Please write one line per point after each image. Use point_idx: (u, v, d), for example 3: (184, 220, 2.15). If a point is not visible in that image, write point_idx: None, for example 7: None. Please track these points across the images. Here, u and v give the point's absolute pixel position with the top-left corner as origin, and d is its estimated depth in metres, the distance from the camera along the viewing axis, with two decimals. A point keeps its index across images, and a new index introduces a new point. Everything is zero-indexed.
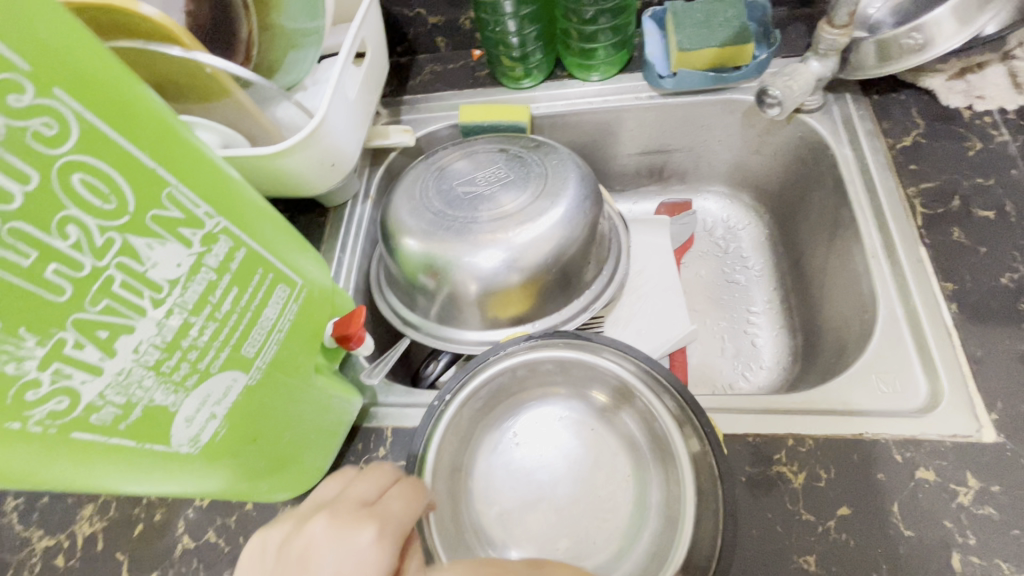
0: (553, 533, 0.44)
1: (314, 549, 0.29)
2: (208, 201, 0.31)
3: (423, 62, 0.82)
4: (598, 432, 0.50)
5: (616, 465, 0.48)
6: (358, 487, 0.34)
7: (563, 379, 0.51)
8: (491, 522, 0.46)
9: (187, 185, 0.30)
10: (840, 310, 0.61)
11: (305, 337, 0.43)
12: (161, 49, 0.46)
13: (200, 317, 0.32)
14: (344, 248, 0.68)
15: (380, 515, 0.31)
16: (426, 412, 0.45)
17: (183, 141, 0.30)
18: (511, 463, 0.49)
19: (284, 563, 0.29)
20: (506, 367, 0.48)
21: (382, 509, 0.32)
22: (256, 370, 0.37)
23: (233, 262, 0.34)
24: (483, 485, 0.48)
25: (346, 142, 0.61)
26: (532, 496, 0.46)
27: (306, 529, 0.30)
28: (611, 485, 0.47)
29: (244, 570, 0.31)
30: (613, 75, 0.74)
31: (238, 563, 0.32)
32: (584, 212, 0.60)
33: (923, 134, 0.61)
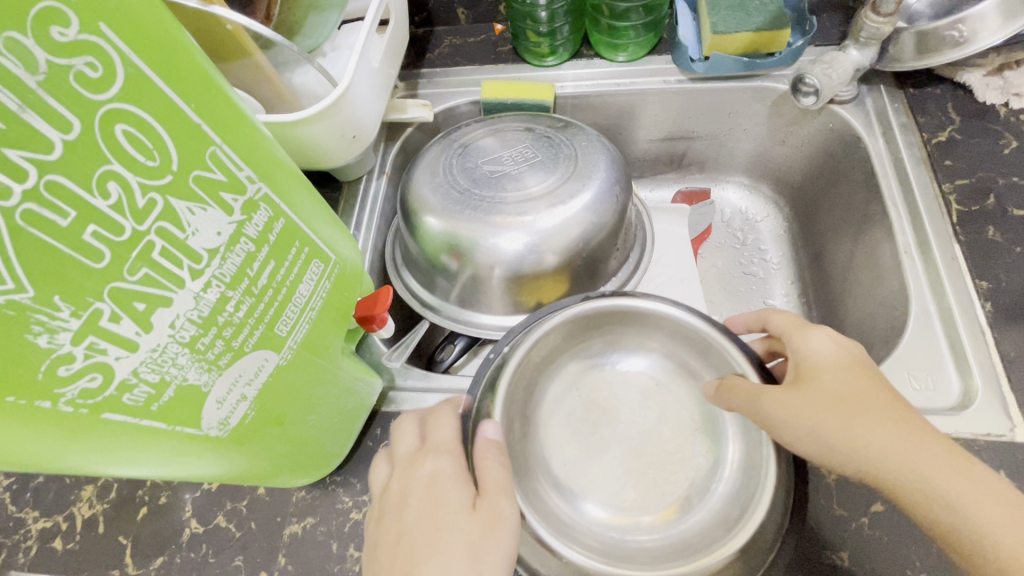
0: (622, 484, 0.46)
1: (406, 490, 0.38)
2: (252, 165, 0.29)
3: (441, 34, 0.78)
4: (662, 386, 0.50)
5: (682, 419, 0.49)
6: (409, 442, 0.41)
7: (625, 330, 0.51)
8: (560, 469, 0.46)
9: (232, 146, 0.27)
10: (864, 305, 0.61)
11: (335, 317, 0.41)
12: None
13: (237, 291, 0.29)
14: (359, 226, 0.65)
15: (435, 446, 0.40)
16: (483, 362, 0.46)
17: (228, 98, 0.27)
18: (576, 413, 0.49)
19: (388, 517, 0.37)
20: (576, 314, 0.48)
21: (431, 446, 0.40)
22: (287, 350, 0.35)
23: (272, 233, 0.31)
24: (547, 435, 0.48)
25: (368, 115, 0.58)
26: (595, 448, 0.47)
27: (391, 485, 0.39)
28: (677, 436, 0.48)
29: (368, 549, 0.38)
30: (641, 57, 0.72)
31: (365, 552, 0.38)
32: (614, 197, 0.58)
33: (958, 130, 0.60)
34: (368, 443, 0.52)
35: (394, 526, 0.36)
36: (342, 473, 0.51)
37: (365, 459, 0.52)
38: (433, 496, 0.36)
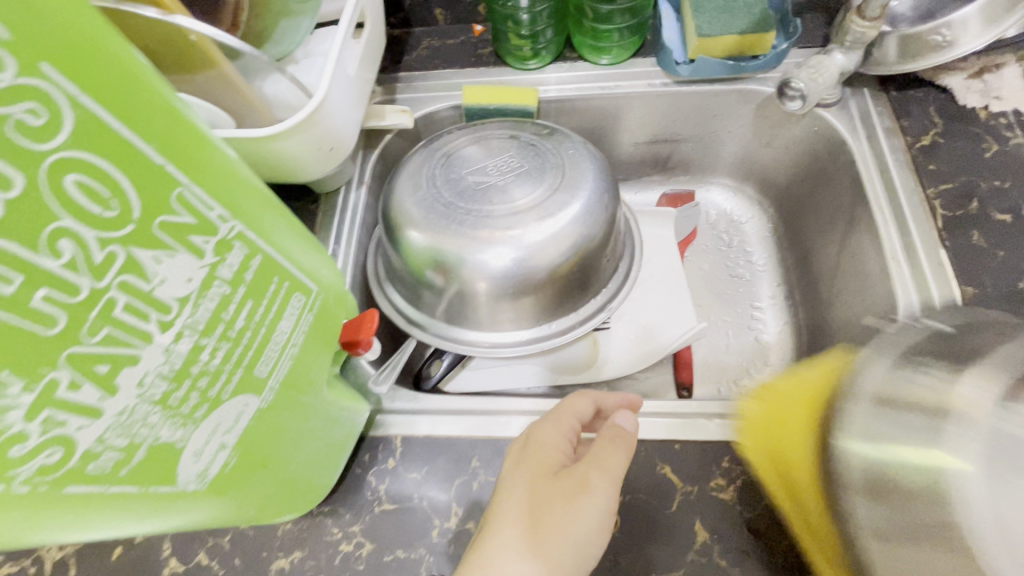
0: None
1: (510, 485, 0.44)
2: (225, 200, 0.26)
3: (419, 36, 0.75)
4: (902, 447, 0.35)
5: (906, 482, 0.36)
6: (536, 435, 0.46)
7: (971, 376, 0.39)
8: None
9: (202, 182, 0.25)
10: (851, 311, 0.61)
11: (319, 348, 0.39)
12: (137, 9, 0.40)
13: (212, 337, 0.27)
14: (340, 239, 0.63)
15: (540, 447, 0.45)
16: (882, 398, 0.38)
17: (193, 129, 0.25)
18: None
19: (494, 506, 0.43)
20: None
21: (540, 444, 0.45)
22: (269, 391, 0.33)
23: (248, 272, 0.29)
24: None
25: (346, 126, 0.56)
26: None
27: (506, 478, 0.44)
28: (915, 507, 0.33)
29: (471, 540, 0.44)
30: (625, 59, 0.70)
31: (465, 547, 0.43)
32: (603, 207, 0.57)
33: (940, 133, 0.60)
34: (357, 470, 0.50)
35: (495, 516, 0.42)
36: (331, 502, 0.49)
37: (353, 486, 0.50)
38: (528, 487, 0.43)
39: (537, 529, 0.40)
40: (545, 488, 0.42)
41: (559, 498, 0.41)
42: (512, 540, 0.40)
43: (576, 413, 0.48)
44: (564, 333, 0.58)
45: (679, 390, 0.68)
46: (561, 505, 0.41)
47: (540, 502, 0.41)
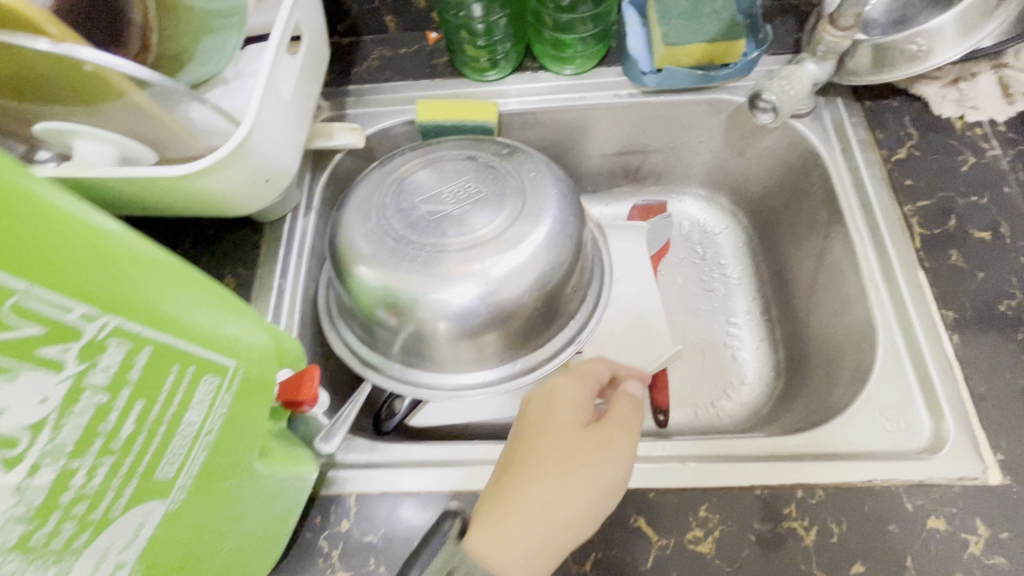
0: None
1: (537, 435, 0.44)
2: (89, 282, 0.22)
3: (369, 45, 0.70)
4: None
5: None
6: (560, 389, 0.47)
7: None
8: None
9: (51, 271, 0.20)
10: (830, 331, 0.59)
11: (245, 424, 0.34)
12: (20, 41, 0.35)
13: (88, 455, 0.22)
14: (286, 273, 0.58)
15: (566, 402, 0.46)
16: None
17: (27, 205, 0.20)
18: None
19: (518, 456, 0.44)
20: None
21: (565, 399, 0.46)
22: (179, 490, 0.28)
23: (134, 370, 0.24)
24: None
25: (283, 154, 0.50)
26: None
27: (531, 429, 0.45)
28: None
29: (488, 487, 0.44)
30: (589, 69, 0.66)
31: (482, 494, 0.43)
32: (568, 234, 0.53)
33: (916, 145, 0.57)
34: (307, 534, 0.46)
35: (522, 466, 0.43)
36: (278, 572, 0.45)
37: (303, 553, 0.45)
38: (558, 440, 0.43)
39: (569, 479, 0.41)
40: (572, 441, 0.43)
41: (589, 452, 0.43)
42: (543, 487, 0.41)
43: (593, 375, 0.48)
44: (530, 372, 0.54)
45: (655, 414, 0.65)
46: (591, 459, 0.42)
47: (565, 453, 0.43)
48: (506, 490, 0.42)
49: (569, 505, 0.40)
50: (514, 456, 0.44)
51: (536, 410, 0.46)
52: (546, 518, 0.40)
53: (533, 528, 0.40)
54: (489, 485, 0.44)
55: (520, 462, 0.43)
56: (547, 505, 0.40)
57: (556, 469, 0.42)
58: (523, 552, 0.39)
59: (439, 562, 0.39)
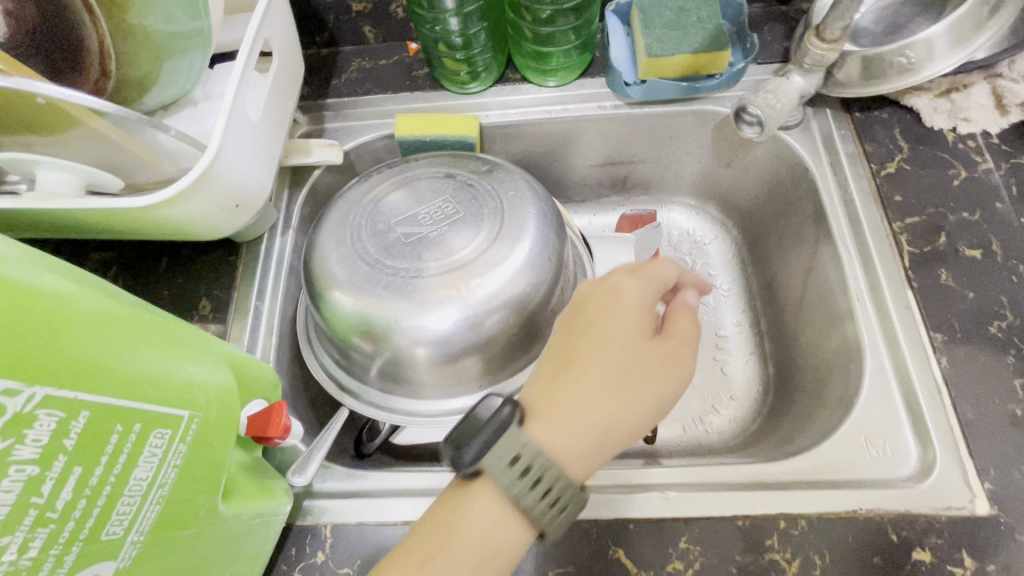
0: None
1: (601, 334, 0.41)
2: (39, 312, 0.23)
3: (348, 56, 0.68)
4: None
5: None
6: (627, 290, 0.43)
7: None
8: None
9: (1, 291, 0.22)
10: (820, 348, 0.58)
11: (208, 470, 0.33)
12: None
13: (18, 531, 0.22)
14: (263, 295, 0.57)
15: (633, 305, 0.42)
16: None
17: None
18: None
19: (577, 350, 0.41)
20: None
21: (632, 302, 0.42)
22: (131, 548, 0.27)
23: (69, 436, 0.23)
24: None
25: (254, 178, 0.49)
26: None
27: (593, 325, 0.42)
28: None
29: (541, 375, 0.41)
30: (572, 80, 0.65)
31: (535, 382, 0.41)
32: (548, 255, 0.51)
33: (907, 159, 0.56)
34: (282, 567, 0.45)
35: (584, 364, 0.40)
36: None
37: None
38: (624, 345, 0.41)
39: (633, 386, 0.40)
40: (641, 350, 0.41)
41: (655, 364, 0.41)
42: (607, 389, 0.39)
43: (662, 277, 0.45)
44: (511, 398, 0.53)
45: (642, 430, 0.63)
46: (655, 371, 0.41)
47: (633, 361, 0.40)
48: (572, 387, 0.40)
49: (631, 412, 0.40)
50: (576, 353, 0.41)
51: (599, 309, 0.42)
52: (606, 421, 0.39)
53: (595, 428, 0.39)
54: (542, 375, 0.41)
55: (586, 362, 0.40)
56: (611, 410, 0.39)
57: (624, 375, 0.40)
58: (584, 450, 0.38)
59: (501, 449, 0.37)
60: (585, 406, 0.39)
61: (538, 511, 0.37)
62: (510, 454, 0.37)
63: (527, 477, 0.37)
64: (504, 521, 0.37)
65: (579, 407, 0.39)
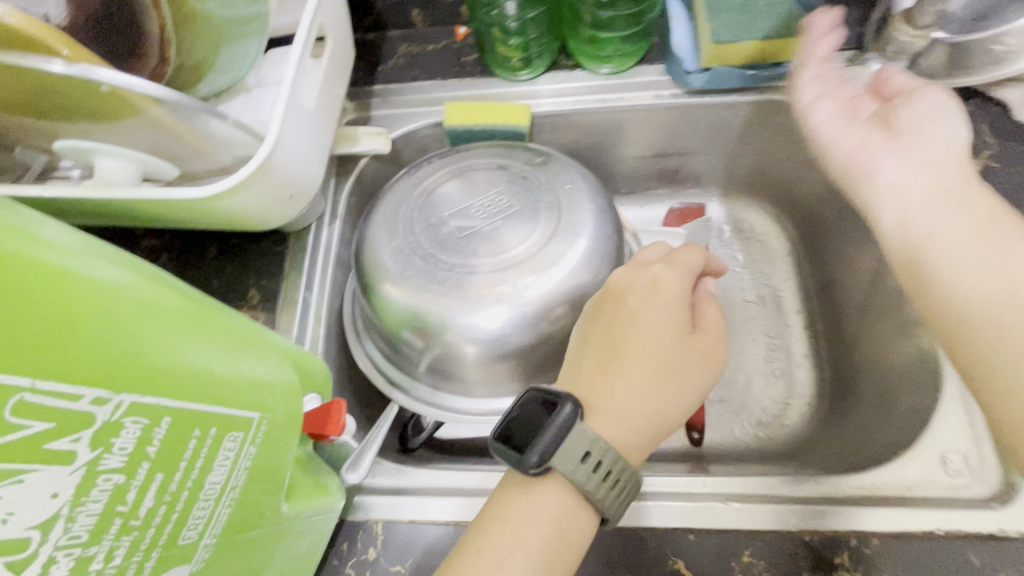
0: None
1: (643, 329, 0.39)
2: (114, 310, 0.22)
3: (395, 41, 0.66)
4: None
5: None
6: (662, 283, 0.40)
7: None
8: None
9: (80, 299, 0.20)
10: (890, 355, 0.55)
11: (272, 471, 0.32)
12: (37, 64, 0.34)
13: (105, 540, 0.21)
14: (311, 286, 0.56)
15: (671, 296, 0.39)
16: None
17: (47, 237, 0.21)
18: None
19: (618, 348, 0.39)
20: None
21: (668, 294, 0.39)
22: (203, 551, 0.27)
23: (152, 444, 0.23)
24: None
25: (307, 167, 0.48)
26: None
27: (631, 319, 0.39)
28: None
29: (582, 371, 0.39)
30: (628, 68, 0.62)
31: (577, 380, 0.39)
32: (606, 253, 0.49)
33: (995, 155, 0.52)
34: (334, 563, 0.45)
35: (628, 360, 0.38)
36: None
37: None
38: (668, 341, 0.38)
39: (677, 378, 0.38)
40: (682, 342, 0.39)
41: (695, 355, 0.39)
42: (651, 385, 0.37)
43: (691, 264, 0.42)
44: None
45: (690, 431, 0.61)
46: (696, 363, 0.39)
47: (679, 352, 0.38)
48: (620, 383, 0.38)
49: (675, 404, 0.38)
50: (617, 347, 0.39)
51: (640, 300, 0.40)
52: (651, 415, 0.37)
53: (643, 423, 0.37)
54: (586, 372, 0.39)
55: (632, 357, 0.38)
56: (658, 404, 0.38)
57: (672, 367, 0.38)
58: (636, 444, 0.37)
59: (573, 444, 0.35)
60: (631, 403, 0.37)
61: (611, 501, 0.36)
62: (581, 449, 0.35)
63: (601, 469, 0.35)
64: (574, 510, 0.36)
65: (625, 403, 0.37)
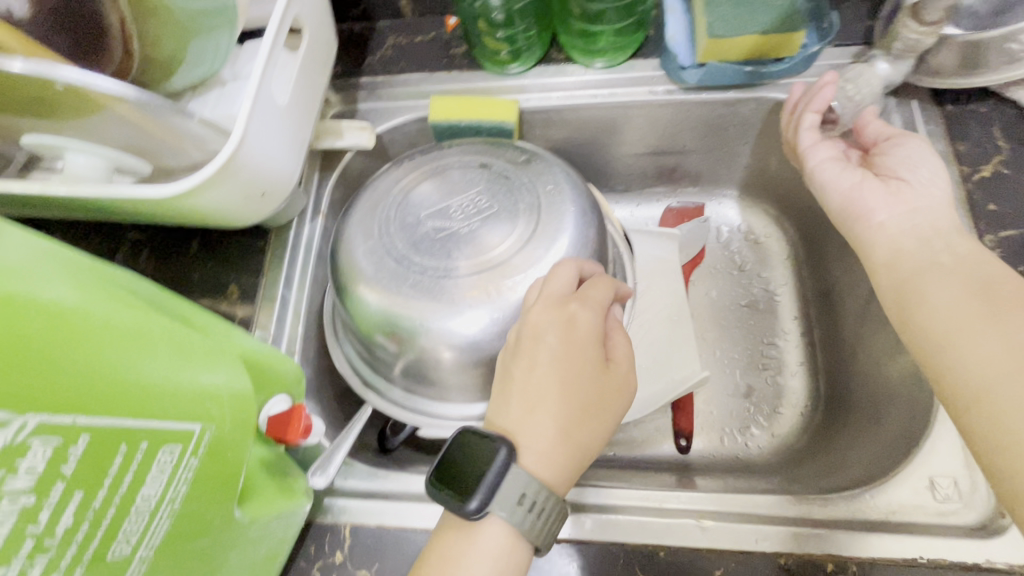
0: None
1: (560, 369, 0.38)
2: (24, 330, 0.22)
3: (383, 31, 0.65)
4: None
5: None
6: (578, 319, 0.39)
7: None
8: None
9: None
10: (886, 370, 0.52)
11: (224, 480, 0.32)
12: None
13: (15, 560, 0.21)
14: (290, 283, 0.56)
15: (585, 333, 0.39)
16: None
17: None
18: None
19: (538, 390, 0.38)
20: None
21: (581, 331, 0.39)
22: (140, 563, 0.27)
23: (67, 461, 0.23)
24: None
25: (281, 164, 0.47)
26: None
27: (550, 360, 0.38)
28: None
29: (504, 416, 0.38)
30: (622, 62, 0.59)
31: (501, 426, 0.38)
32: (587, 256, 0.48)
33: (1007, 161, 0.49)
34: (301, 565, 0.45)
35: (549, 402, 0.37)
36: None
37: None
38: (584, 377, 0.38)
39: (596, 411, 0.39)
40: (597, 375, 0.39)
41: (609, 386, 0.39)
42: (573, 421, 0.38)
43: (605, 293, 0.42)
44: None
45: (677, 438, 0.60)
46: (610, 393, 0.39)
47: (594, 387, 0.39)
48: (542, 428, 0.37)
49: (594, 434, 0.39)
50: (537, 388, 0.38)
51: (556, 339, 0.38)
52: (574, 448, 0.38)
53: (567, 458, 0.37)
54: (508, 416, 0.38)
55: (551, 398, 0.37)
56: (580, 437, 0.38)
57: (590, 403, 0.38)
58: (562, 480, 0.37)
59: (509, 491, 0.35)
60: (556, 442, 0.37)
61: (546, 532, 0.36)
62: (512, 486, 0.35)
63: (532, 503, 0.35)
64: (511, 556, 0.35)
65: (549, 444, 0.37)
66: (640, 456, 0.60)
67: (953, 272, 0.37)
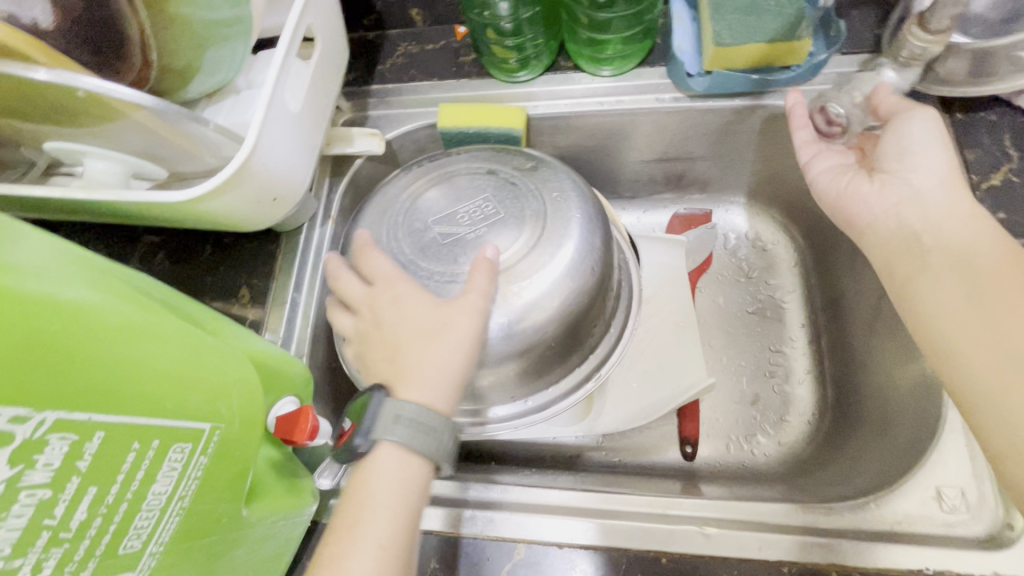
0: None
1: (400, 325, 0.44)
2: (44, 329, 0.23)
3: (394, 39, 0.66)
4: None
5: None
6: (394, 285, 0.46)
7: None
8: None
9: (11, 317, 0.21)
10: (893, 379, 0.52)
11: (233, 479, 0.33)
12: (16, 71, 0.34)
13: (32, 552, 0.23)
14: (300, 286, 0.57)
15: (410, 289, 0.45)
16: None
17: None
18: None
19: (392, 347, 0.44)
20: None
21: (399, 289, 0.45)
22: (149, 558, 0.28)
23: (83, 458, 0.24)
24: None
25: (292, 170, 0.48)
26: None
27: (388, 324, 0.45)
28: None
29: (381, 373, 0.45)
30: (629, 70, 0.60)
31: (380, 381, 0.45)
32: (591, 262, 0.48)
33: (1016, 170, 0.49)
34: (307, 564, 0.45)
35: (403, 349, 0.43)
36: None
37: None
38: (422, 318, 0.43)
39: (448, 336, 0.42)
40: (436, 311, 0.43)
41: (454, 311, 0.43)
42: (428, 349, 0.42)
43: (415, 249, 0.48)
44: (542, 411, 0.51)
45: (682, 445, 0.60)
46: (458, 316, 0.43)
47: (435, 318, 0.43)
48: (419, 388, 0.42)
49: (456, 352, 0.42)
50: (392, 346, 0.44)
51: (392, 317, 0.45)
52: (440, 370, 0.42)
53: (433, 380, 0.42)
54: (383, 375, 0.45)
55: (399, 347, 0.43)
56: (439, 359, 0.42)
57: (435, 330, 0.43)
58: (438, 398, 0.42)
59: (387, 418, 0.40)
60: (421, 372, 0.42)
61: (435, 446, 0.41)
62: (391, 414, 0.40)
63: (413, 422, 0.40)
64: (409, 470, 0.40)
65: (416, 376, 0.42)
66: (645, 462, 0.60)
67: (944, 274, 0.40)
